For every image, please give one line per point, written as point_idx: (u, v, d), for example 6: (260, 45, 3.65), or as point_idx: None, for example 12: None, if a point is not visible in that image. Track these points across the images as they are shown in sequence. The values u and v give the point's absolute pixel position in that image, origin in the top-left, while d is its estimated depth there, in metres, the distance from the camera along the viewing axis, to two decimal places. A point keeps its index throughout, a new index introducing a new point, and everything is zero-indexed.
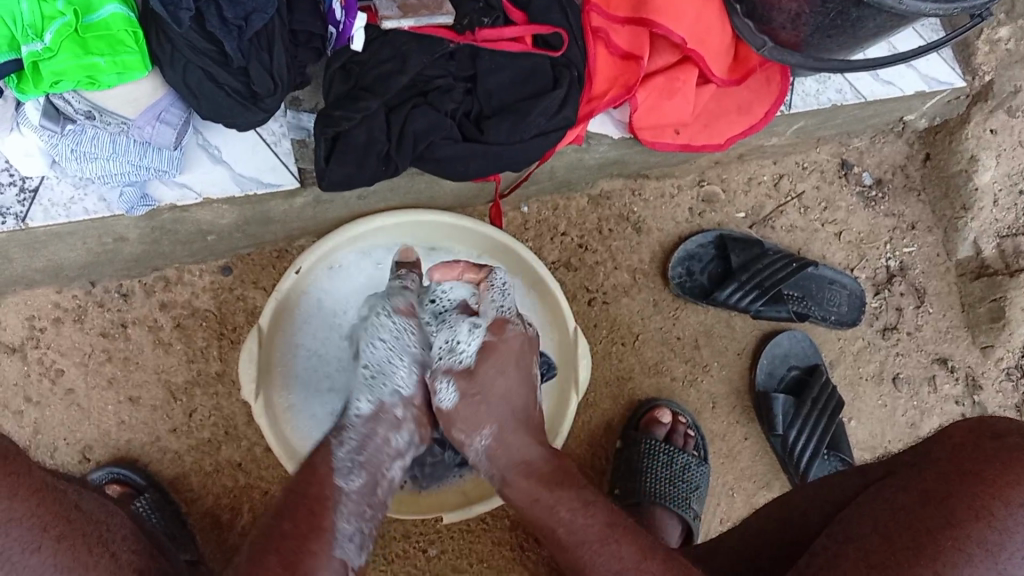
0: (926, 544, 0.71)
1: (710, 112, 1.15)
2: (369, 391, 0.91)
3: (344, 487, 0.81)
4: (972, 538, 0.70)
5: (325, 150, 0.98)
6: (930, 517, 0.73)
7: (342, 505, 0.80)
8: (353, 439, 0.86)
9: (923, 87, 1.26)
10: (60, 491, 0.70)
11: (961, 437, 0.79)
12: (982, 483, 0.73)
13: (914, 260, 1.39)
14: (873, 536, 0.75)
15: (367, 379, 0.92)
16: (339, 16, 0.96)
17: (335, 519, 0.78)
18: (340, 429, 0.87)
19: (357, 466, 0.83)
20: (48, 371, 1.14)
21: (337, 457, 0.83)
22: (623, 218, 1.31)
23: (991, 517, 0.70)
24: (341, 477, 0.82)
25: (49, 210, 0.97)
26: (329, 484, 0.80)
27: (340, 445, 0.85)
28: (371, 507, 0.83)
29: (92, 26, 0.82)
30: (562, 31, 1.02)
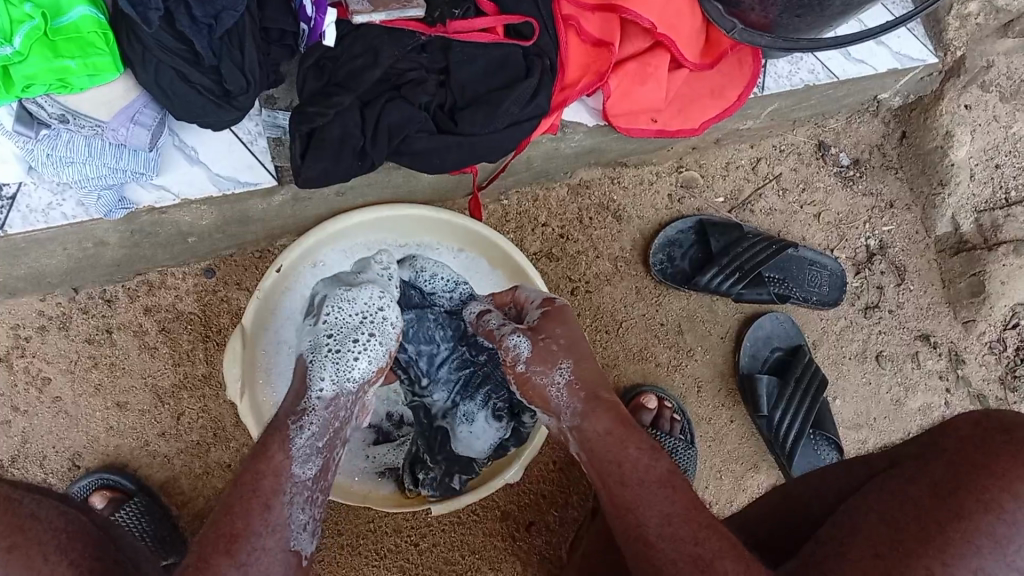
0: (935, 535, 0.68)
1: (682, 97, 1.16)
2: (333, 368, 0.88)
3: (303, 474, 0.78)
4: (980, 530, 0.67)
5: (300, 147, 0.98)
6: (937, 509, 0.70)
7: (297, 494, 0.77)
8: (313, 425, 0.82)
9: (895, 65, 1.27)
10: (16, 501, 0.69)
11: (969, 429, 0.75)
12: (991, 476, 0.69)
13: (893, 238, 1.41)
14: (883, 525, 0.71)
15: (331, 354, 0.89)
16: (310, 12, 0.96)
17: (294, 512, 0.75)
18: (303, 410, 0.83)
19: (315, 455, 0.81)
20: (34, 380, 1.14)
21: (296, 443, 0.80)
22: (603, 207, 1.31)
23: (1000, 509, 0.67)
24: (298, 463, 0.78)
25: (27, 216, 0.98)
26: (287, 473, 0.77)
27: (301, 430, 0.81)
28: (321, 496, 0.80)
29: (63, 29, 0.82)
30: (533, 20, 1.02)
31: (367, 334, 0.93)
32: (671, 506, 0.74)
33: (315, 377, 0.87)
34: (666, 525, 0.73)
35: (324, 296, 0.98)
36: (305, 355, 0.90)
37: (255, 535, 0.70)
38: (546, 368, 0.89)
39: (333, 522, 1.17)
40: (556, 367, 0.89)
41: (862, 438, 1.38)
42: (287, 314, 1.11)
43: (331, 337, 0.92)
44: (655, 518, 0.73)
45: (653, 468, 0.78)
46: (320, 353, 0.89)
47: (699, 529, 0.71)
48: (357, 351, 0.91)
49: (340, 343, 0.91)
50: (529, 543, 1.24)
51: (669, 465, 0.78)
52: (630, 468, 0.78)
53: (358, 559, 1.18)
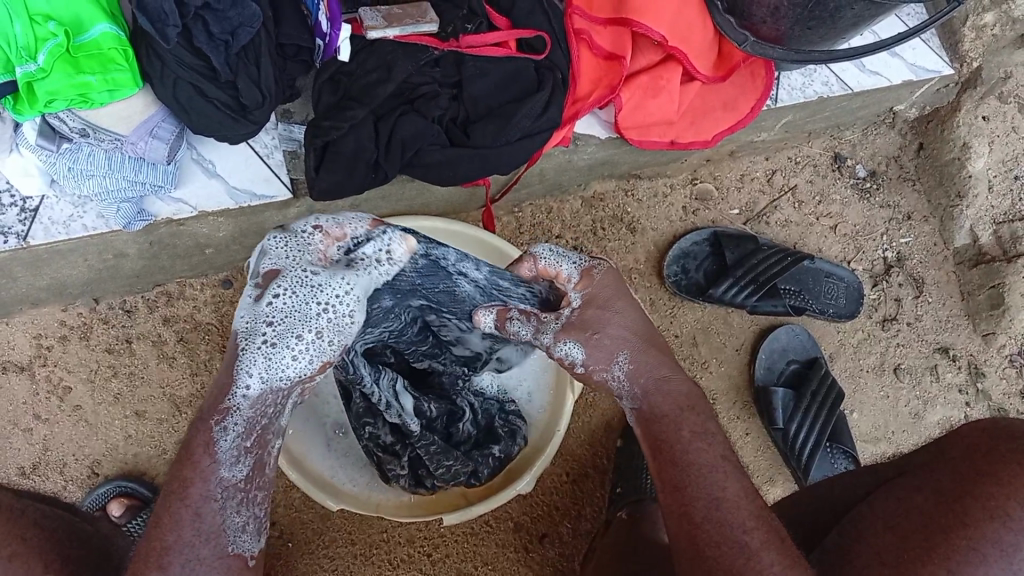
0: (939, 543, 0.68)
1: (696, 109, 1.16)
2: (265, 364, 0.66)
3: (230, 479, 0.67)
4: (987, 538, 0.67)
5: (315, 159, 0.99)
6: (943, 515, 0.70)
7: (225, 499, 0.67)
8: (242, 425, 0.66)
9: (911, 77, 1.27)
10: (19, 510, 0.71)
11: (975, 437, 0.75)
12: (996, 483, 0.69)
13: (911, 250, 1.40)
14: (889, 534, 0.72)
15: (265, 347, 0.65)
16: (325, 28, 0.97)
17: (228, 521, 0.67)
18: (228, 408, 0.66)
19: (243, 456, 0.67)
20: (56, 389, 1.16)
21: (222, 444, 0.66)
22: (617, 219, 1.31)
23: (1007, 515, 0.67)
24: (226, 466, 0.67)
25: (49, 227, 1.00)
26: (216, 478, 0.66)
27: (228, 434, 0.66)
28: (263, 488, 0.70)
29: (84, 46, 0.84)
30: (545, 34, 1.03)
31: (315, 332, 0.66)
32: (723, 489, 0.73)
33: (245, 371, 0.65)
34: (715, 508, 0.73)
35: (276, 261, 0.67)
36: (236, 336, 0.66)
37: (187, 547, 0.65)
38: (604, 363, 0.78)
39: (346, 531, 1.19)
40: (614, 361, 0.77)
41: (879, 452, 1.36)
42: None
43: (270, 327, 0.66)
44: (704, 501, 0.73)
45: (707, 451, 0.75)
46: (254, 340, 0.65)
47: (749, 517, 0.73)
48: (299, 350, 0.66)
49: (279, 332, 0.66)
50: (542, 555, 1.24)
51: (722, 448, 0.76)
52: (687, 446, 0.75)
53: (371, 568, 1.19)
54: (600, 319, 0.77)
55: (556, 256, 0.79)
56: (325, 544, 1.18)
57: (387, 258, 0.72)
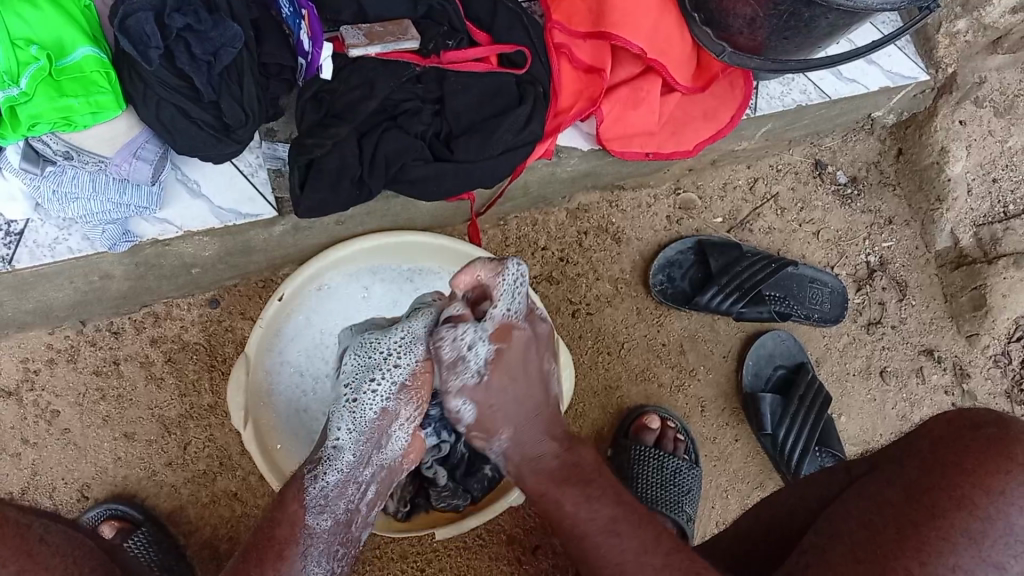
0: (911, 536, 0.69)
1: (676, 120, 1.17)
2: (350, 418, 0.83)
3: (315, 526, 0.79)
4: (957, 528, 0.68)
5: (299, 177, 1.00)
6: (915, 509, 0.71)
7: (311, 547, 0.79)
8: (335, 472, 0.82)
9: (887, 83, 1.28)
10: (25, 527, 0.71)
11: (940, 431, 0.76)
12: (962, 474, 0.71)
13: (894, 254, 1.41)
14: (862, 529, 0.72)
15: (350, 403, 0.83)
16: (307, 46, 0.98)
17: (307, 565, 0.78)
18: (316, 462, 0.83)
19: (330, 506, 0.81)
20: (43, 413, 1.16)
21: (309, 492, 0.80)
22: (602, 230, 1.32)
23: (975, 505, 0.69)
24: (312, 514, 0.80)
25: (34, 251, 1.00)
26: (299, 522, 0.79)
27: (318, 479, 0.81)
28: (344, 543, 0.82)
29: (66, 69, 0.84)
30: (526, 48, 1.05)
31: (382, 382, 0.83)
32: (621, 555, 0.76)
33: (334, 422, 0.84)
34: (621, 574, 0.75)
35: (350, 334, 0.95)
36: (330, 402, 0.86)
37: None
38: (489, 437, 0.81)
39: None
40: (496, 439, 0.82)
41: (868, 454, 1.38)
42: (291, 336, 1.11)
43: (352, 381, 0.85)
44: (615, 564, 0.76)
45: (593, 522, 0.78)
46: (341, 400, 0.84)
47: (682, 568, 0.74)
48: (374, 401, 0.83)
49: (357, 388, 0.84)
50: (536, 567, 1.24)
51: (610, 513, 0.79)
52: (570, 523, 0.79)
53: None
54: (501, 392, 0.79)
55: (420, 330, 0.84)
56: None
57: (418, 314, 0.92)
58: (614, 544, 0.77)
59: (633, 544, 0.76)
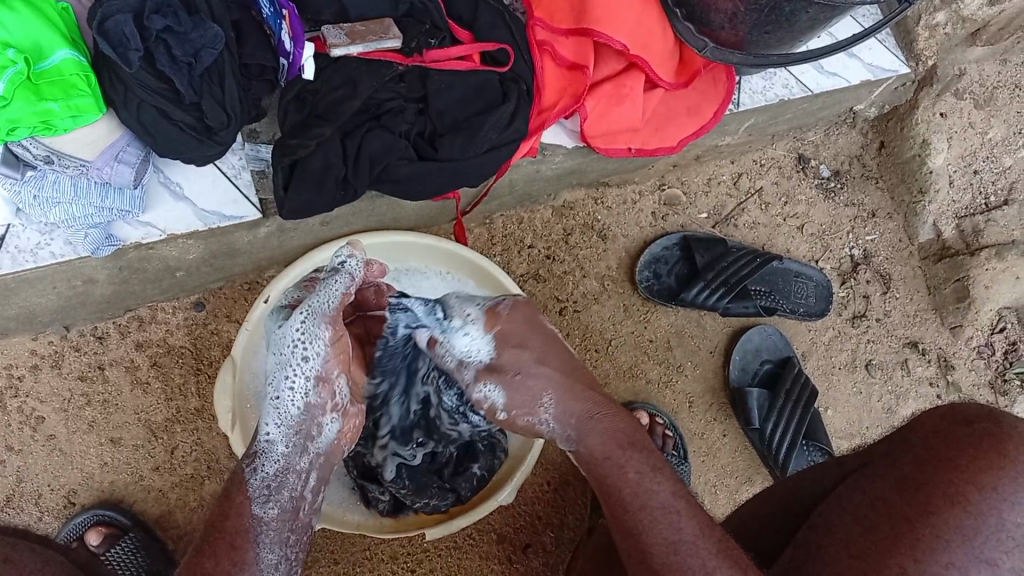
0: (905, 532, 0.70)
1: (659, 116, 1.18)
2: (275, 410, 0.81)
3: (262, 516, 0.78)
4: (950, 525, 0.68)
5: (283, 179, 1.00)
6: (908, 504, 0.71)
7: (262, 539, 0.77)
8: (273, 463, 0.80)
9: (868, 76, 1.29)
10: None
11: (933, 425, 0.77)
12: (957, 470, 0.71)
13: (877, 247, 1.42)
14: (855, 525, 0.73)
15: (274, 396, 0.81)
16: (288, 47, 0.97)
17: (260, 553, 0.76)
18: (250, 455, 0.80)
19: (273, 495, 0.79)
20: (28, 419, 1.15)
21: (251, 484, 0.79)
22: (588, 227, 1.33)
23: (967, 501, 0.69)
24: (258, 503, 0.78)
25: (16, 256, 0.99)
26: (248, 513, 0.77)
27: (255, 471, 0.80)
28: (294, 531, 0.81)
29: (44, 72, 0.84)
30: (508, 46, 1.05)
31: (299, 373, 0.80)
32: (678, 532, 0.74)
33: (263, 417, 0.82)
34: (672, 552, 0.73)
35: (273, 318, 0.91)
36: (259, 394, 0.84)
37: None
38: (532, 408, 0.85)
39: (329, 549, 1.18)
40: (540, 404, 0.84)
41: (855, 447, 1.39)
42: None
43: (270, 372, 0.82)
44: (659, 547, 0.74)
45: (656, 493, 0.77)
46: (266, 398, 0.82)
47: (712, 557, 0.72)
48: (292, 390, 0.80)
49: (275, 383, 0.81)
50: (527, 566, 1.24)
51: (671, 488, 0.78)
52: (634, 492, 0.78)
53: None
54: (523, 346, 0.86)
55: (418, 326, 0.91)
56: (309, 564, 1.17)
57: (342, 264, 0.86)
58: (676, 523, 0.75)
59: (692, 525, 0.75)
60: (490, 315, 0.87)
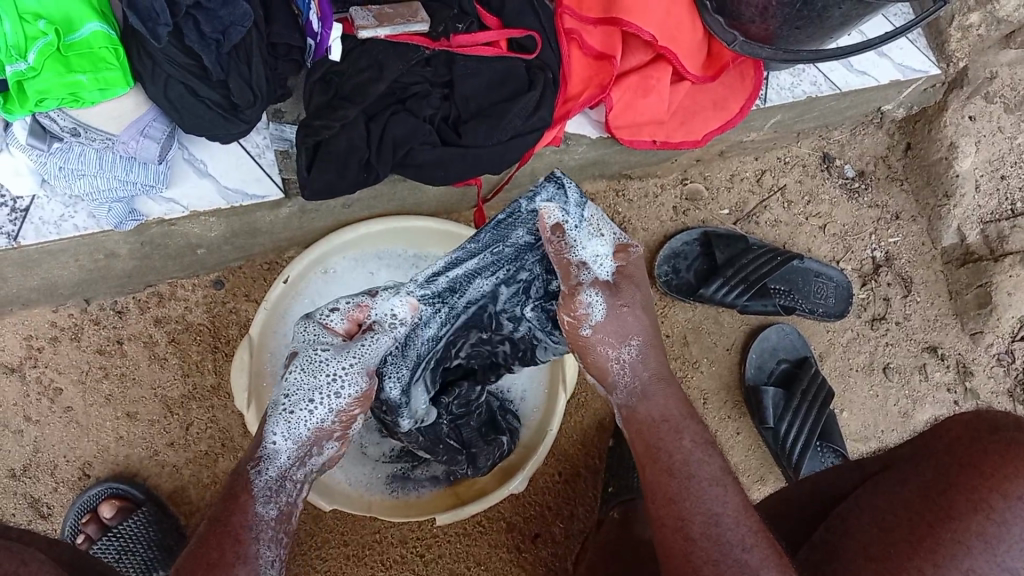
0: (926, 537, 0.69)
1: (686, 109, 1.17)
2: (287, 423, 0.77)
3: (263, 514, 0.74)
4: (971, 531, 0.68)
5: (307, 159, 1.00)
6: (930, 509, 0.71)
7: (261, 539, 0.73)
8: (282, 469, 0.77)
9: (898, 77, 1.28)
10: None
11: (957, 430, 0.75)
12: (982, 477, 0.70)
13: (900, 250, 1.41)
14: (875, 528, 0.73)
15: (288, 409, 0.77)
16: (317, 27, 0.97)
17: (259, 551, 0.72)
18: (259, 456, 0.77)
19: (274, 496, 0.76)
20: (46, 390, 1.16)
21: (257, 483, 0.75)
22: (608, 219, 1.32)
23: (992, 509, 0.68)
24: (260, 502, 0.75)
25: (40, 228, 1.00)
26: (252, 509, 0.74)
27: (263, 470, 0.76)
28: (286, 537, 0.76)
29: (75, 44, 0.84)
30: (536, 33, 1.04)
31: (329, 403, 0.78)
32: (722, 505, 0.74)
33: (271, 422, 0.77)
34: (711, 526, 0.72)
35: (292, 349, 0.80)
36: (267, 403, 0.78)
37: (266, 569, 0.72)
38: (615, 342, 0.81)
39: (339, 531, 1.18)
40: (625, 343, 0.81)
41: (869, 450, 1.38)
42: (296, 318, 1.11)
43: (289, 393, 0.77)
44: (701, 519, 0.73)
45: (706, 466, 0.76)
46: (276, 406, 0.77)
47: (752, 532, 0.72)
48: (312, 408, 0.78)
49: (294, 402, 0.77)
50: (535, 555, 1.25)
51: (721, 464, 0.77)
52: (680, 460, 0.76)
53: (365, 569, 1.19)
54: (632, 294, 0.82)
55: (550, 202, 0.81)
56: (318, 545, 1.17)
57: (391, 318, 0.79)
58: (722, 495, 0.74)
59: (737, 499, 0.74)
60: (619, 246, 0.83)
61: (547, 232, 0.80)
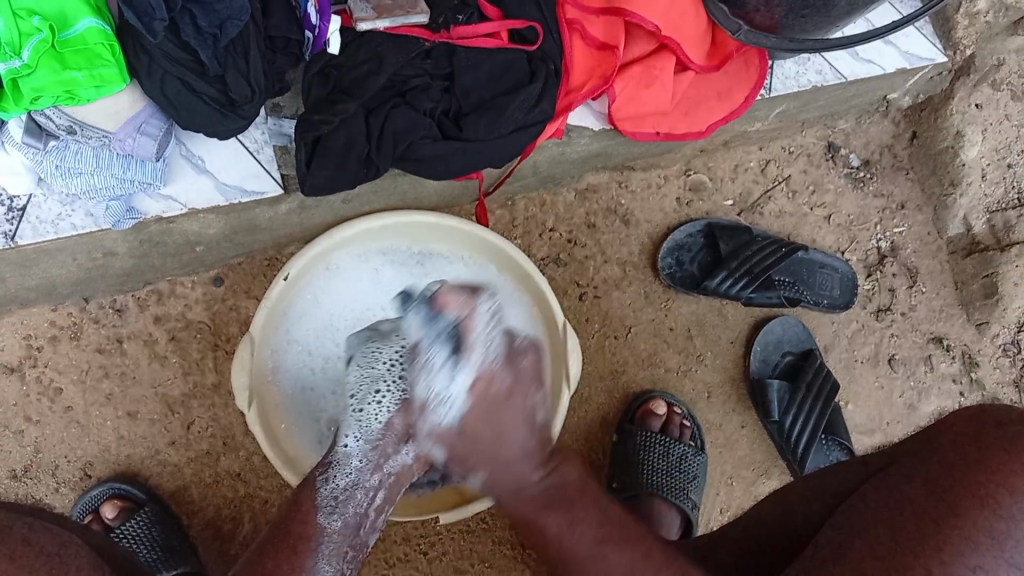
0: (932, 533, 0.68)
1: (689, 100, 1.15)
2: (357, 425, 0.82)
3: (325, 525, 0.77)
4: (977, 526, 0.67)
5: (306, 153, 0.98)
6: (937, 505, 0.69)
7: (324, 547, 0.77)
8: (347, 475, 0.80)
9: (904, 65, 1.26)
10: (6, 528, 0.68)
11: (961, 427, 0.76)
12: (987, 472, 0.70)
13: (905, 240, 1.39)
14: (881, 525, 0.71)
15: (354, 411, 0.83)
16: (315, 20, 0.95)
17: (318, 564, 0.75)
18: (325, 463, 0.81)
19: (340, 506, 0.79)
20: (46, 390, 1.15)
21: (321, 494, 0.79)
22: (610, 211, 1.31)
23: (997, 504, 0.68)
24: (323, 513, 0.78)
25: (37, 227, 0.98)
26: (311, 521, 0.77)
27: (329, 480, 0.80)
28: (354, 546, 0.80)
29: (69, 41, 0.82)
30: (537, 24, 1.03)
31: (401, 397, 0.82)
32: None
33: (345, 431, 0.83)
34: None
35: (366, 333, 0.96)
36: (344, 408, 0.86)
37: None
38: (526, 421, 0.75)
39: None
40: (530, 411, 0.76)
41: (875, 442, 1.37)
42: (298, 315, 1.10)
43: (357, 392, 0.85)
44: None
45: None
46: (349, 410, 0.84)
47: None
48: (377, 400, 0.82)
49: (362, 398, 0.83)
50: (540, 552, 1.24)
51: None
52: None
53: (368, 568, 1.18)
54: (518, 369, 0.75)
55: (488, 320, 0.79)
56: None
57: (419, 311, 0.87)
58: None
59: None
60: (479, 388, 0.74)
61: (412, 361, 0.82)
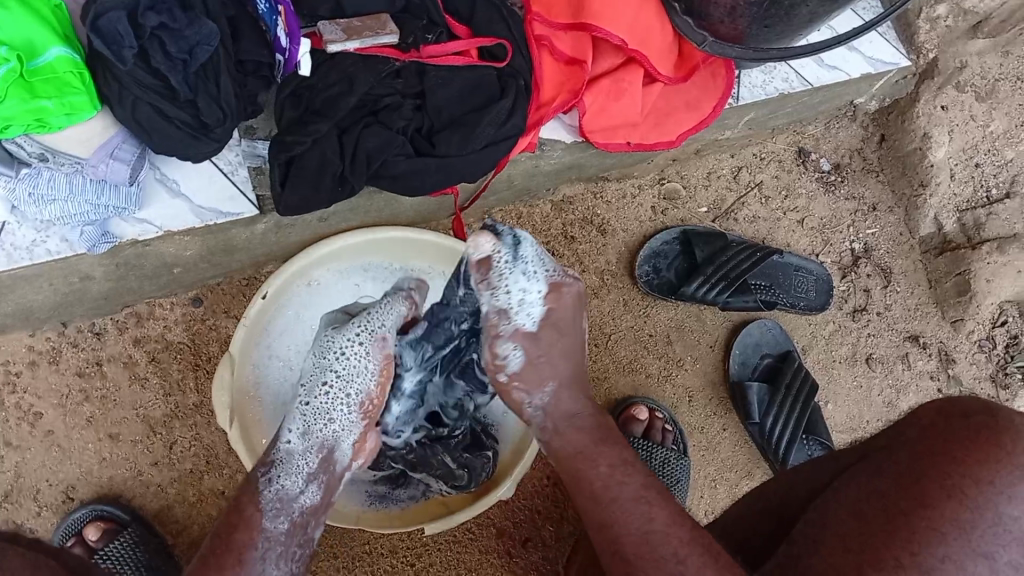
0: (900, 526, 0.69)
1: (659, 110, 1.17)
2: (301, 420, 0.85)
3: (272, 528, 0.78)
4: (945, 517, 0.68)
5: (279, 175, 0.99)
6: (903, 497, 0.71)
7: (270, 553, 0.77)
8: (292, 477, 0.82)
9: (869, 69, 1.28)
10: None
11: (931, 419, 0.77)
12: (952, 463, 0.71)
13: (878, 241, 1.41)
14: (851, 519, 0.72)
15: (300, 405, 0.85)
16: (284, 42, 0.97)
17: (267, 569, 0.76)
18: (270, 463, 0.82)
19: (284, 509, 0.80)
20: (26, 416, 1.14)
21: (264, 496, 0.80)
22: (587, 221, 1.32)
23: (963, 495, 0.69)
24: (269, 517, 0.79)
25: (12, 254, 0.98)
26: (258, 526, 0.78)
27: (270, 483, 0.81)
28: (300, 546, 0.81)
29: (39, 70, 0.82)
30: (506, 41, 1.04)
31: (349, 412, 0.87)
32: (649, 522, 0.74)
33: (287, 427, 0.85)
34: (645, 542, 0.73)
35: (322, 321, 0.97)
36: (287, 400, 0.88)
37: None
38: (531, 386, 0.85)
39: (328, 544, 1.18)
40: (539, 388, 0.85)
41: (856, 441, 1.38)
42: (279, 330, 1.10)
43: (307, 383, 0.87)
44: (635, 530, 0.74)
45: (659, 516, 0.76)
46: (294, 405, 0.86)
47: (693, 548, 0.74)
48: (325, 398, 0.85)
49: (310, 391, 0.86)
50: (526, 560, 1.25)
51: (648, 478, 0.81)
52: (601, 486, 0.78)
53: None
54: (551, 342, 0.85)
55: (506, 249, 0.84)
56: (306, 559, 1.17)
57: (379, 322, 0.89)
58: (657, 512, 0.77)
59: (662, 514, 0.75)
60: (551, 295, 0.86)
61: (478, 271, 0.85)
